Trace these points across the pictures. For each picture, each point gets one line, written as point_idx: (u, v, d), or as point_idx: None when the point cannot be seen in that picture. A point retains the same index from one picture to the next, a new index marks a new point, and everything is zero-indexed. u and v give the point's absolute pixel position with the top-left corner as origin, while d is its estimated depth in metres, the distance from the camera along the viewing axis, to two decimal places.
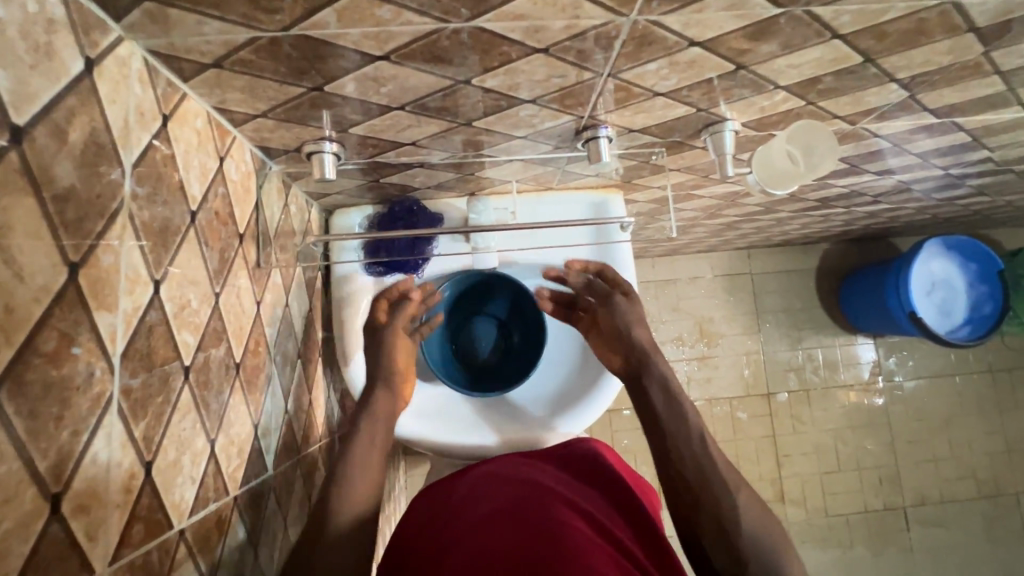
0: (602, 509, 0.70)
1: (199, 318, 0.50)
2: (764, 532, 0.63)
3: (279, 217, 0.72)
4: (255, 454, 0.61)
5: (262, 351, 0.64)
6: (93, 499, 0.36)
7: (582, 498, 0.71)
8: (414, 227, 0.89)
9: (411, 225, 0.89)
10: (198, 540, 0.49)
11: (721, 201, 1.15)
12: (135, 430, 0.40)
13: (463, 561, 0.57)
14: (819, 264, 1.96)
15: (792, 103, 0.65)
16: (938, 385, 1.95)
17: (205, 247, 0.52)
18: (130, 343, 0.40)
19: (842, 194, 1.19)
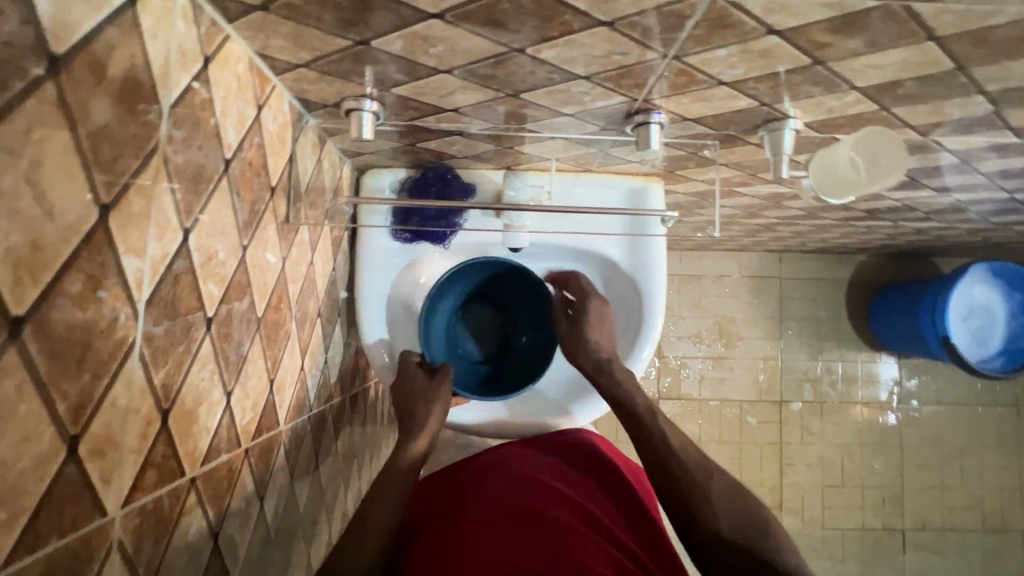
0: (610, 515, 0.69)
1: (225, 270, 0.49)
2: (739, 508, 0.64)
3: (311, 172, 0.70)
4: (269, 408, 0.61)
5: (284, 307, 0.64)
6: (110, 443, 0.36)
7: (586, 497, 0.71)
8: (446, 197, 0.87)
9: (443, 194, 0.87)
10: (207, 489, 0.49)
11: (763, 201, 1.10)
12: (155, 377, 0.40)
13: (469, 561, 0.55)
14: (851, 276, 1.89)
15: (864, 106, 0.61)
16: (958, 413, 1.90)
17: (236, 197, 0.51)
18: (156, 290, 0.39)
19: (892, 207, 1.13)
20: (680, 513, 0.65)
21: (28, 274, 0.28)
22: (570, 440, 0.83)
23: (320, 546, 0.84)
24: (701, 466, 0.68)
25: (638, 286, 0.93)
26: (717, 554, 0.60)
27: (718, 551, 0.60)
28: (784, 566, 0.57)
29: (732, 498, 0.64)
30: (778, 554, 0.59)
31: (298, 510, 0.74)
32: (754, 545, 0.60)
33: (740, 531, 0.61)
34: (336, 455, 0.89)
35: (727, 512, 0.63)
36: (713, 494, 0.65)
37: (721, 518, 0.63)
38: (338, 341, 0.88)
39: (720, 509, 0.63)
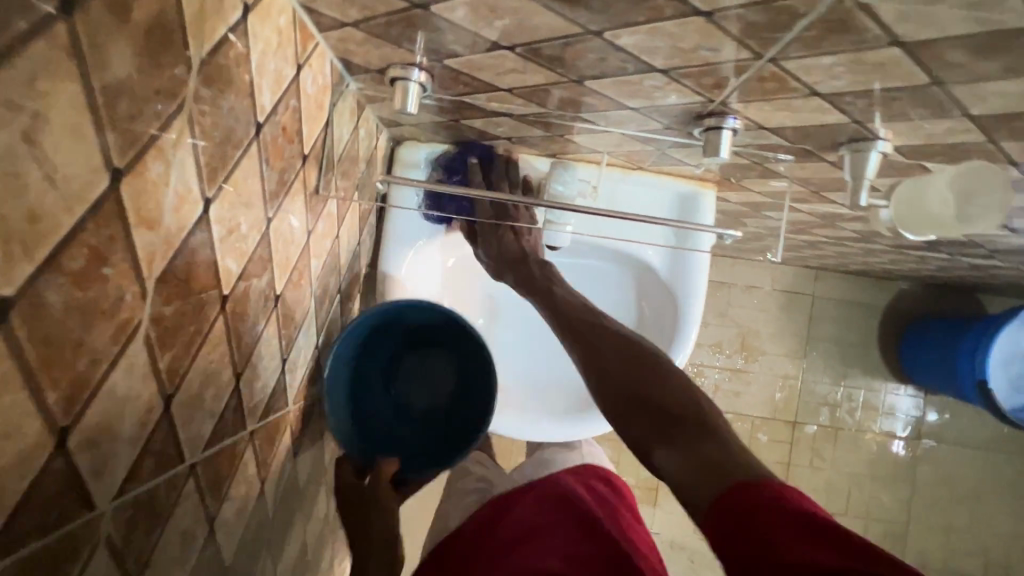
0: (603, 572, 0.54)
1: (246, 244, 0.45)
2: (637, 357, 0.58)
3: (346, 140, 0.65)
4: (279, 389, 0.58)
5: (304, 283, 0.60)
6: (105, 433, 0.32)
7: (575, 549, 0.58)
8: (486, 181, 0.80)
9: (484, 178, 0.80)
10: (207, 475, 0.46)
11: (817, 220, 1.03)
12: (161, 360, 0.36)
13: None
14: (888, 303, 1.81)
15: (970, 136, 0.54)
16: (978, 457, 1.83)
17: (265, 165, 0.46)
18: (169, 267, 0.35)
19: (955, 241, 1.05)
20: (599, 395, 0.58)
21: (20, 249, 0.24)
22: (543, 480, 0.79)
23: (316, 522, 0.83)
24: (609, 337, 0.62)
25: (674, 297, 0.87)
26: (623, 420, 0.54)
27: (629, 412, 0.53)
28: (663, 397, 0.52)
29: (634, 356, 0.58)
30: (688, 391, 0.52)
31: (297, 489, 0.72)
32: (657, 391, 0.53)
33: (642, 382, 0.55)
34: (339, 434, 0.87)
35: (628, 369, 0.57)
36: (613, 359, 0.59)
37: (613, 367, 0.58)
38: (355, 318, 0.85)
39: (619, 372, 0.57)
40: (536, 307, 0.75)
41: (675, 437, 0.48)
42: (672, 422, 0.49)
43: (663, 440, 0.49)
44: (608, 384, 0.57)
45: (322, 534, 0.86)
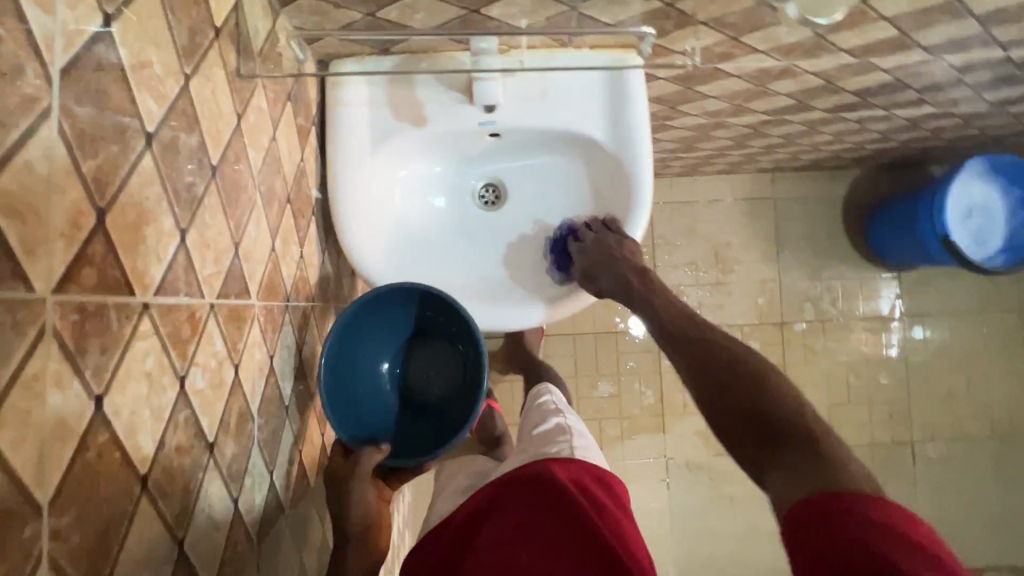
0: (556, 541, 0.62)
1: (165, 89, 0.46)
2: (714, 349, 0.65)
3: (263, 36, 0.66)
4: (236, 273, 0.58)
5: (244, 170, 0.60)
6: (29, 210, 0.32)
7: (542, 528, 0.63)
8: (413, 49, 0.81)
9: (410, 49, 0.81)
10: (166, 326, 0.46)
11: (750, 85, 1.06)
12: (83, 166, 0.37)
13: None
14: (846, 193, 1.85)
15: None
16: (963, 322, 1.87)
17: (171, 13, 0.47)
18: (73, 65, 0.36)
19: (884, 83, 1.09)
20: (694, 388, 0.63)
21: None
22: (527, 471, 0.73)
23: (310, 447, 0.83)
24: (697, 340, 0.67)
25: (623, 164, 0.89)
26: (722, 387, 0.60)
27: (724, 420, 0.58)
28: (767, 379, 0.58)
29: (723, 357, 0.63)
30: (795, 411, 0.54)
31: (284, 401, 0.72)
32: (760, 405, 0.56)
33: (738, 395, 0.58)
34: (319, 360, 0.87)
35: (723, 375, 0.60)
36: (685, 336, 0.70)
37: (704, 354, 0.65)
38: (316, 238, 0.85)
39: (725, 383, 0.59)
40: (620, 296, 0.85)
41: (780, 466, 0.51)
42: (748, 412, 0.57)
43: (757, 461, 0.54)
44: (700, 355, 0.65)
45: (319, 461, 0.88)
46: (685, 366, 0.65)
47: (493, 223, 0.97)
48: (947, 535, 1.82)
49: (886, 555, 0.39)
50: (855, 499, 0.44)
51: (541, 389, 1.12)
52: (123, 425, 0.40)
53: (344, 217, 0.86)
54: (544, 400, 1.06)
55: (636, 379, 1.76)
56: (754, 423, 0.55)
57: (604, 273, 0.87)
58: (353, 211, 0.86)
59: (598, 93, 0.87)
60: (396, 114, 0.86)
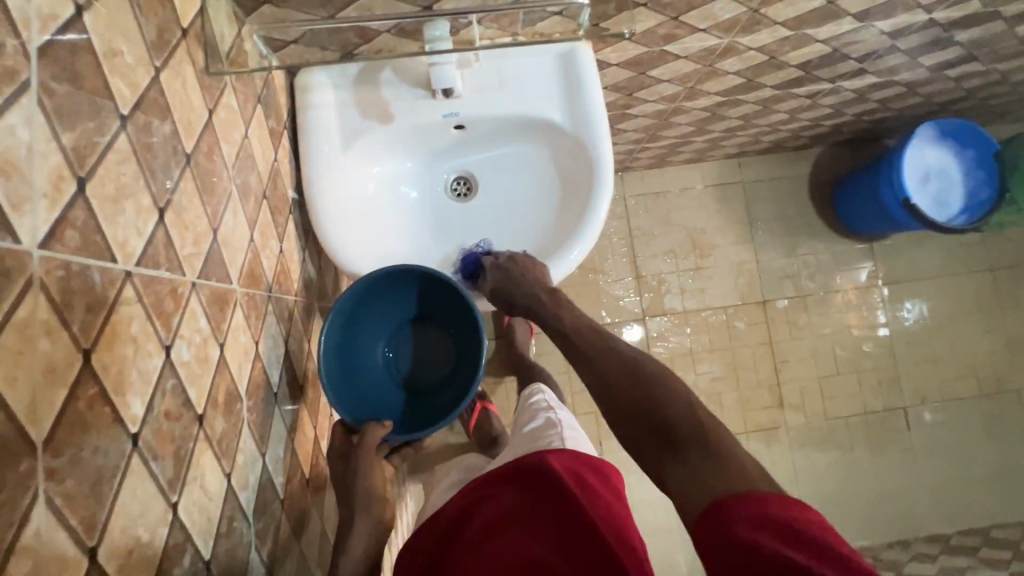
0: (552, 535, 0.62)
1: (136, 78, 0.49)
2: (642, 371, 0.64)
3: (230, 41, 0.70)
4: (216, 257, 0.61)
5: (218, 161, 0.64)
6: (13, 169, 0.35)
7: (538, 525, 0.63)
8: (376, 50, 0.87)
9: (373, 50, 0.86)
10: (149, 296, 0.48)
11: (699, 65, 1.12)
12: (63, 137, 0.40)
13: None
14: (811, 171, 1.92)
15: None
16: (937, 286, 1.92)
17: (138, 10, 0.51)
18: (48, 45, 0.39)
19: (824, 54, 1.16)
20: (603, 408, 0.66)
21: None
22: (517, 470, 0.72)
23: (302, 438, 0.84)
24: (616, 367, 0.66)
25: (584, 144, 0.93)
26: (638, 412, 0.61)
27: (630, 435, 0.61)
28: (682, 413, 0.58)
29: (624, 368, 0.66)
30: (689, 414, 0.58)
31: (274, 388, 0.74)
32: (658, 414, 0.59)
33: (640, 408, 0.61)
34: (306, 355, 0.90)
35: (627, 390, 0.63)
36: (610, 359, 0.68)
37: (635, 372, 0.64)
38: (295, 236, 0.88)
39: (626, 397, 0.63)
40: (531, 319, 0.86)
41: (677, 468, 0.54)
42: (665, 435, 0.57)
43: (657, 465, 0.57)
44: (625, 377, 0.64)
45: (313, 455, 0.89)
46: (592, 386, 0.68)
47: (466, 214, 1.01)
48: (950, 497, 1.83)
49: (772, 546, 0.43)
50: (747, 497, 0.47)
51: (533, 390, 1.14)
52: (111, 382, 0.42)
53: (320, 212, 0.89)
54: (536, 399, 1.07)
55: None
56: (654, 434, 0.58)
57: (515, 291, 0.88)
58: (329, 206, 0.89)
59: (552, 79, 0.92)
60: (364, 113, 0.90)
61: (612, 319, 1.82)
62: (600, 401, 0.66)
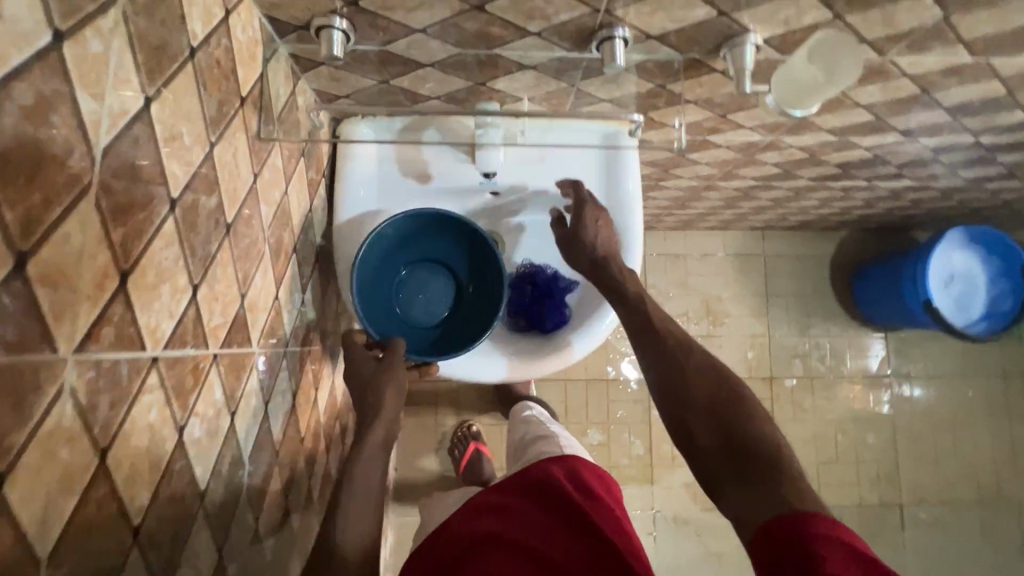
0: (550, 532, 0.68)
1: (191, 157, 0.49)
2: (725, 384, 0.66)
3: (283, 99, 0.71)
4: (240, 323, 0.61)
5: (256, 225, 0.64)
6: (62, 278, 0.35)
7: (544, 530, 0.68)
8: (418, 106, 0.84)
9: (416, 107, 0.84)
10: (171, 377, 0.48)
11: (739, 155, 1.12)
12: (113, 232, 0.40)
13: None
14: (834, 254, 1.91)
15: (818, 14, 0.63)
16: (948, 385, 1.89)
17: (203, 89, 0.51)
18: (115, 143, 0.39)
19: (864, 159, 1.16)
20: (696, 414, 0.65)
21: None
22: (525, 476, 0.78)
23: (296, 492, 0.83)
24: (710, 371, 0.68)
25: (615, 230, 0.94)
26: (727, 423, 0.62)
27: (705, 435, 0.62)
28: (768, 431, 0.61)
29: (717, 379, 0.66)
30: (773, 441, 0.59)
31: (274, 447, 0.73)
32: (736, 430, 0.61)
33: (724, 413, 0.63)
34: (310, 405, 0.89)
35: (708, 395, 0.65)
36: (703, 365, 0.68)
37: (728, 385, 0.66)
38: (316, 284, 0.88)
39: (709, 404, 0.64)
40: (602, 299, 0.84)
41: (740, 482, 0.57)
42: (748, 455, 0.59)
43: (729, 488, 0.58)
44: (717, 390, 0.65)
45: (303, 503, 0.88)
46: (659, 385, 0.69)
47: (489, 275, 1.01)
48: None
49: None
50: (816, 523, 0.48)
51: (522, 408, 1.15)
52: (122, 475, 0.42)
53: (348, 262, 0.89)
54: (527, 415, 1.07)
55: (624, 429, 1.77)
56: (726, 445, 0.60)
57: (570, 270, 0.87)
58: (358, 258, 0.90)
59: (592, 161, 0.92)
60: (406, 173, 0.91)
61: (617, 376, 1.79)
62: (667, 400, 0.68)
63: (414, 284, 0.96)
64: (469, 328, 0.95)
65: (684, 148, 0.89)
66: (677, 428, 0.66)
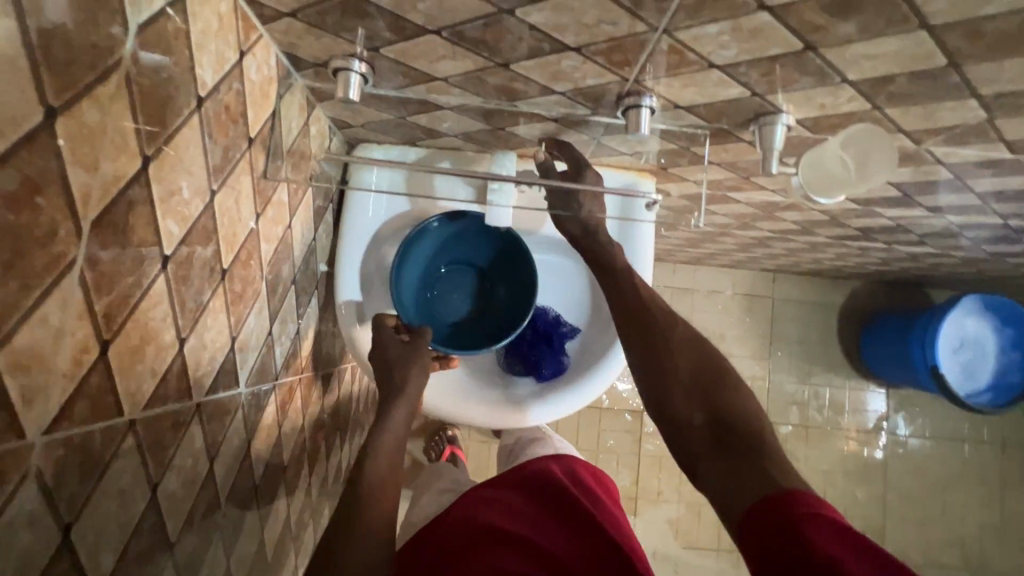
0: (545, 521, 0.68)
1: (189, 210, 0.48)
2: (706, 359, 0.66)
3: (295, 132, 0.69)
4: (228, 367, 0.59)
5: (254, 264, 0.62)
6: (35, 362, 0.34)
7: (534, 518, 0.68)
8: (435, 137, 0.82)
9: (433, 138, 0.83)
10: (148, 436, 0.47)
11: (757, 210, 1.09)
12: (96, 303, 0.38)
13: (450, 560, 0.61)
14: (844, 303, 1.88)
15: (857, 104, 0.60)
16: (945, 447, 1.87)
17: (208, 138, 0.49)
18: (106, 213, 0.38)
19: (885, 226, 1.13)
20: (674, 396, 0.64)
21: None
22: (523, 473, 0.80)
23: (274, 521, 0.82)
24: (686, 348, 0.68)
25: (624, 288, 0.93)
26: (704, 393, 0.63)
27: (688, 407, 0.62)
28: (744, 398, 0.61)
29: (698, 356, 0.67)
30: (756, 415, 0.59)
31: (254, 481, 0.72)
32: (719, 404, 0.61)
33: (707, 386, 0.63)
34: (297, 432, 0.87)
35: (695, 373, 0.65)
36: (679, 343, 0.69)
37: (703, 355, 0.67)
38: (314, 311, 0.87)
39: (688, 376, 0.65)
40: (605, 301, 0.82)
41: (726, 455, 0.56)
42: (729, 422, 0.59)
43: (717, 457, 0.56)
44: (695, 363, 0.66)
45: (282, 532, 0.87)
46: (640, 361, 0.70)
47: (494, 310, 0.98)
48: None
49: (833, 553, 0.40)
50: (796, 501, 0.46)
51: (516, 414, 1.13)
52: (86, 545, 0.41)
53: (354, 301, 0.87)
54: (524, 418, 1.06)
55: (612, 459, 1.75)
56: (705, 416, 0.61)
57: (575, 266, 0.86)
58: (365, 297, 0.88)
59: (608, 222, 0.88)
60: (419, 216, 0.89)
61: (611, 406, 1.76)
62: (647, 372, 0.68)
63: (448, 282, 0.96)
64: (485, 336, 0.94)
65: (701, 225, 0.85)
66: (654, 403, 0.66)
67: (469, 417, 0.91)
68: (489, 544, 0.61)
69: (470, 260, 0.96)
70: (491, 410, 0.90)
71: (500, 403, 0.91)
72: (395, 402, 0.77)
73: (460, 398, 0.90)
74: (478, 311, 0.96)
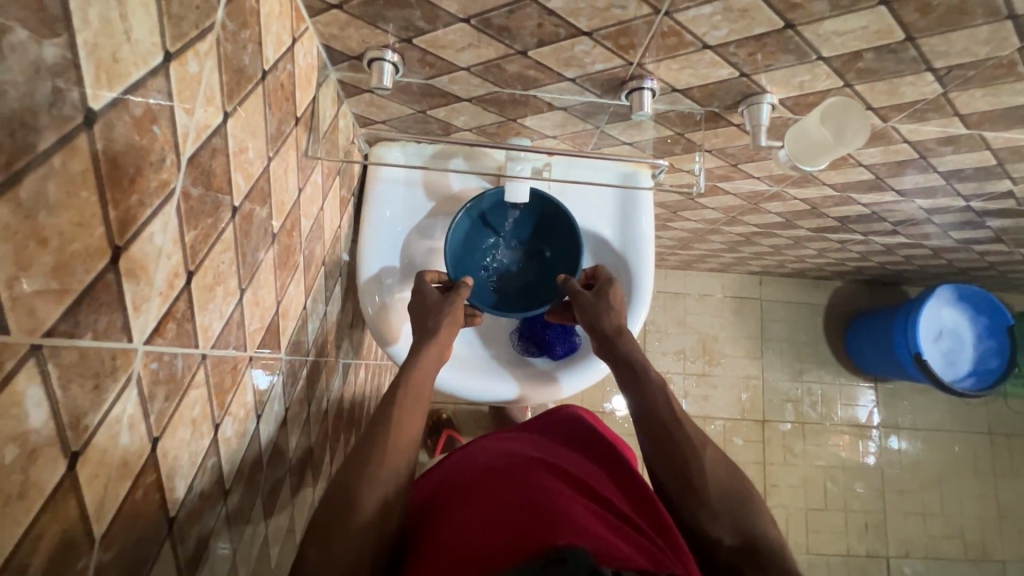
0: (561, 462, 0.76)
1: (252, 169, 0.53)
2: (729, 477, 0.69)
3: (328, 120, 0.75)
4: (273, 327, 0.63)
5: (296, 235, 0.67)
6: (143, 273, 0.38)
7: (548, 459, 0.76)
8: (451, 129, 0.89)
9: (449, 130, 0.89)
10: (214, 376, 0.50)
11: (745, 201, 1.18)
12: (186, 235, 0.43)
13: (464, 503, 0.66)
14: (827, 302, 1.97)
15: (831, 81, 0.69)
16: (935, 440, 1.93)
17: (268, 108, 0.55)
18: (197, 153, 0.43)
19: (861, 214, 1.22)
20: (704, 513, 0.67)
21: (104, 77, 0.32)
22: (549, 419, 0.90)
23: (300, 497, 0.84)
24: (711, 461, 0.70)
25: (628, 265, 0.97)
26: (732, 507, 0.66)
27: (717, 527, 0.65)
28: (768, 526, 0.65)
29: (726, 473, 0.69)
30: (778, 545, 0.63)
31: (288, 451, 0.74)
32: (745, 525, 0.64)
33: (739, 506, 0.66)
34: (322, 414, 0.90)
35: (721, 490, 0.68)
36: (710, 457, 0.71)
37: (737, 473, 0.69)
38: (337, 298, 0.91)
39: (717, 502, 0.67)
40: (622, 380, 0.83)
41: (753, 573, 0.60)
42: (752, 553, 0.62)
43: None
44: (730, 479, 0.69)
45: (307, 515, 0.88)
46: (662, 468, 0.72)
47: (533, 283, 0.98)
48: None
49: None
50: None
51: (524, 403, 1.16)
52: (165, 466, 0.44)
53: (384, 274, 0.92)
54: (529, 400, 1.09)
55: None
56: (733, 539, 0.64)
57: (594, 320, 0.87)
58: (387, 278, 0.92)
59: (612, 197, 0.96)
60: (440, 211, 0.95)
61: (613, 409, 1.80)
62: (678, 496, 0.69)
63: (501, 263, 0.97)
64: (530, 302, 0.97)
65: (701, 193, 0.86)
66: (685, 518, 0.68)
67: (468, 390, 0.94)
68: (504, 484, 0.67)
69: (533, 234, 0.97)
70: (491, 384, 0.94)
71: (500, 378, 0.95)
72: (428, 344, 0.82)
73: (467, 372, 0.94)
74: (532, 277, 0.98)
